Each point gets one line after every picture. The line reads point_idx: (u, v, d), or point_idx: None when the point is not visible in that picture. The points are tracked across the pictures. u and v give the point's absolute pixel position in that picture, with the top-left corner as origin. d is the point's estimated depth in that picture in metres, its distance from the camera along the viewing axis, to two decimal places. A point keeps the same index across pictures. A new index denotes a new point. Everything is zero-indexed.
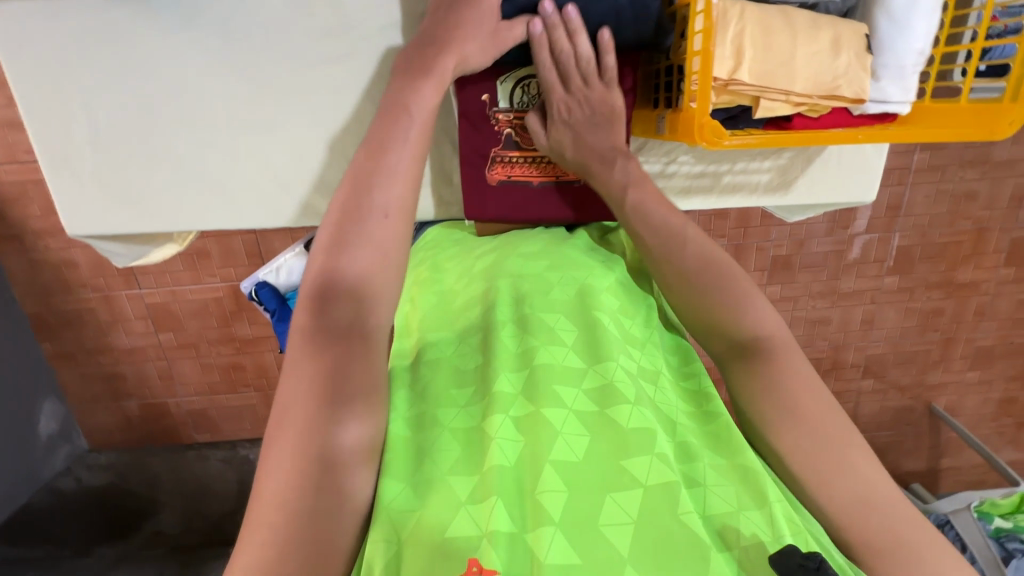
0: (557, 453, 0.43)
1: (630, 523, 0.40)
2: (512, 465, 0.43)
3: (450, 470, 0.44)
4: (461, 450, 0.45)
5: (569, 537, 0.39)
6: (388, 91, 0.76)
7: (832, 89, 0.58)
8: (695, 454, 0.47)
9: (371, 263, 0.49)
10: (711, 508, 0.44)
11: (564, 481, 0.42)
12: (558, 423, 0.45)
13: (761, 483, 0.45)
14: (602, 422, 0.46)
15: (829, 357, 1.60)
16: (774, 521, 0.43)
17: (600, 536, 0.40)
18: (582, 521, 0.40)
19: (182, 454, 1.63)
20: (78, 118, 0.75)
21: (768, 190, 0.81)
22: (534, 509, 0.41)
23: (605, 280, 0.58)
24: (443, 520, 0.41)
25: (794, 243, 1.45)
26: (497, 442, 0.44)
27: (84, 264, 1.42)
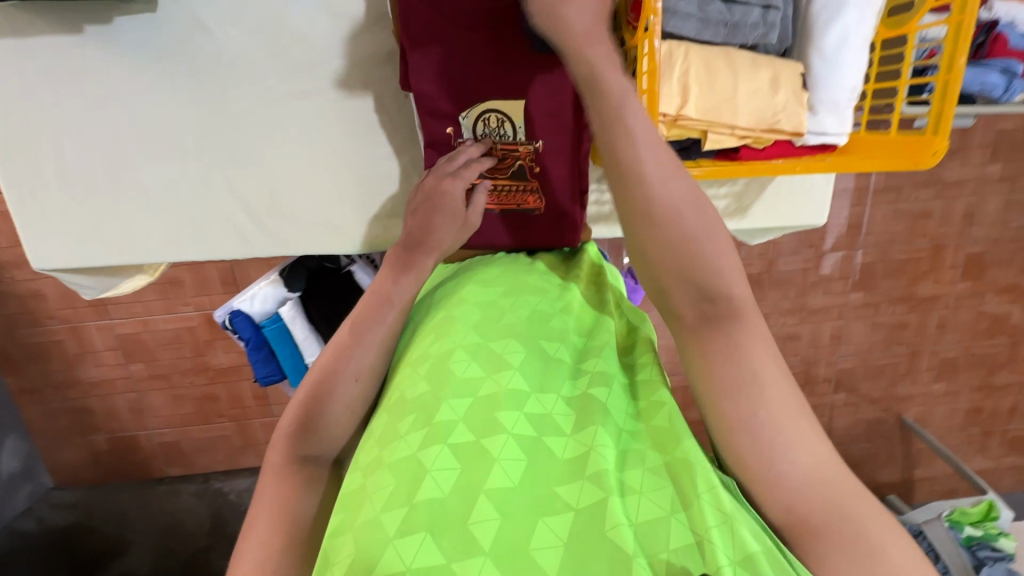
0: (492, 479, 0.42)
1: (558, 546, 0.39)
2: (445, 495, 0.41)
3: (384, 506, 0.41)
4: (394, 485, 0.42)
5: (497, 567, 0.38)
6: (358, 124, 0.78)
7: (773, 123, 0.62)
8: (636, 462, 0.44)
9: (359, 370, 0.55)
10: (638, 515, 0.41)
11: (496, 507, 0.40)
12: (496, 449, 0.43)
13: (692, 474, 0.42)
14: (540, 447, 0.44)
15: (801, 371, 1.64)
16: (706, 516, 0.39)
17: (529, 561, 0.38)
18: (511, 548, 0.39)
19: (154, 489, 1.59)
20: (45, 156, 0.75)
21: (725, 215, 0.85)
22: (465, 539, 0.39)
23: (556, 303, 0.58)
24: (373, 560, 0.39)
25: (762, 262, 1.50)
26: (431, 475, 0.42)
27: (54, 296, 1.39)
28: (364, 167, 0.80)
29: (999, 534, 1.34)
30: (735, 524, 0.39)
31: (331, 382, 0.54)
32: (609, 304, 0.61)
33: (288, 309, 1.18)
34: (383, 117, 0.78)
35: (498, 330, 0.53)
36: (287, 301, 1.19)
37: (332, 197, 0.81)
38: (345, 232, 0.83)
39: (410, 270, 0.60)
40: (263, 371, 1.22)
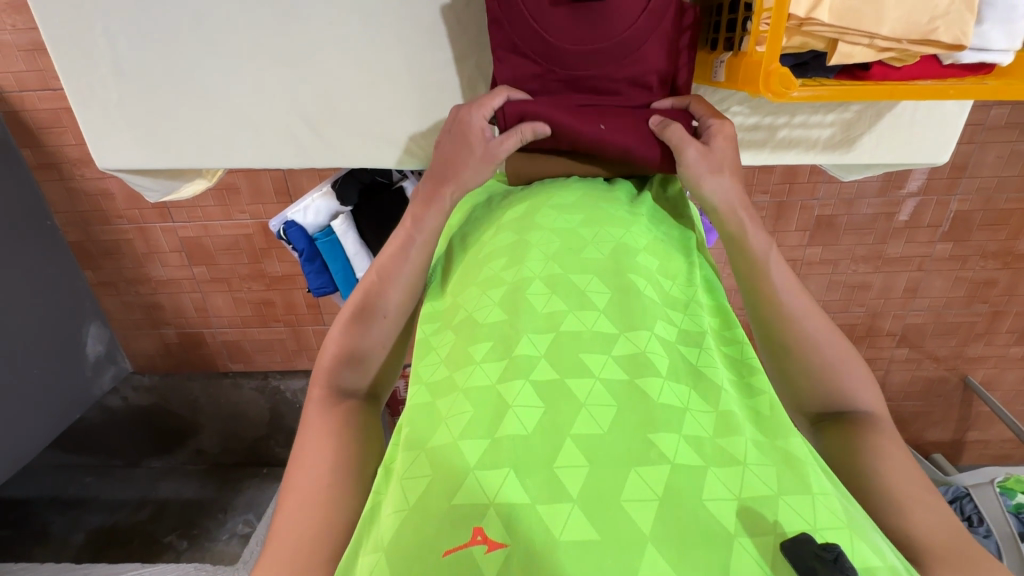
0: (579, 422, 0.38)
1: (653, 500, 0.35)
2: (529, 433, 0.38)
3: (462, 433, 0.39)
4: (472, 414, 0.40)
5: (586, 513, 0.34)
6: (421, 22, 0.71)
7: (928, 32, 0.50)
8: (736, 427, 0.41)
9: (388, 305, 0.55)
10: (748, 489, 0.37)
11: (584, 454, 0.37)
12: (583, 393, 0.40)
13: (799, 466, 0.39)
14: (630, 392, 0.41)
15: (865, 323, 1.54)
16: (816, 508, 0.36)
17: (620, 512, 0.35)
18: (600, 499, 0.35)
19: (220, 381, 1.70)
20: (101, 48, 0.72)
21: (829, 147, 0.74)
22: (551, 481, 0.36)
23: (641, 238, 0.53)
24: (451, 487, 0.36)
25: (841, 202, 1.35)
26: (514, 409, 0.39)
27: (120, 196, 1.43)
28: (425, 72, 0.73)
29: None
30: (845, 524, 0.36)
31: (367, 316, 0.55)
32: (692, 253, 0.56)
33: (340, 222, 1.17)
34: (447, 14, 0.70)
35: (583, 264, 0.49)
36: (339, 215, 1.18)
37: (389, 106, 0.76)
38: (402, 144, 0.78)
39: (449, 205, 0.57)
40: (317, 283, 1.24)
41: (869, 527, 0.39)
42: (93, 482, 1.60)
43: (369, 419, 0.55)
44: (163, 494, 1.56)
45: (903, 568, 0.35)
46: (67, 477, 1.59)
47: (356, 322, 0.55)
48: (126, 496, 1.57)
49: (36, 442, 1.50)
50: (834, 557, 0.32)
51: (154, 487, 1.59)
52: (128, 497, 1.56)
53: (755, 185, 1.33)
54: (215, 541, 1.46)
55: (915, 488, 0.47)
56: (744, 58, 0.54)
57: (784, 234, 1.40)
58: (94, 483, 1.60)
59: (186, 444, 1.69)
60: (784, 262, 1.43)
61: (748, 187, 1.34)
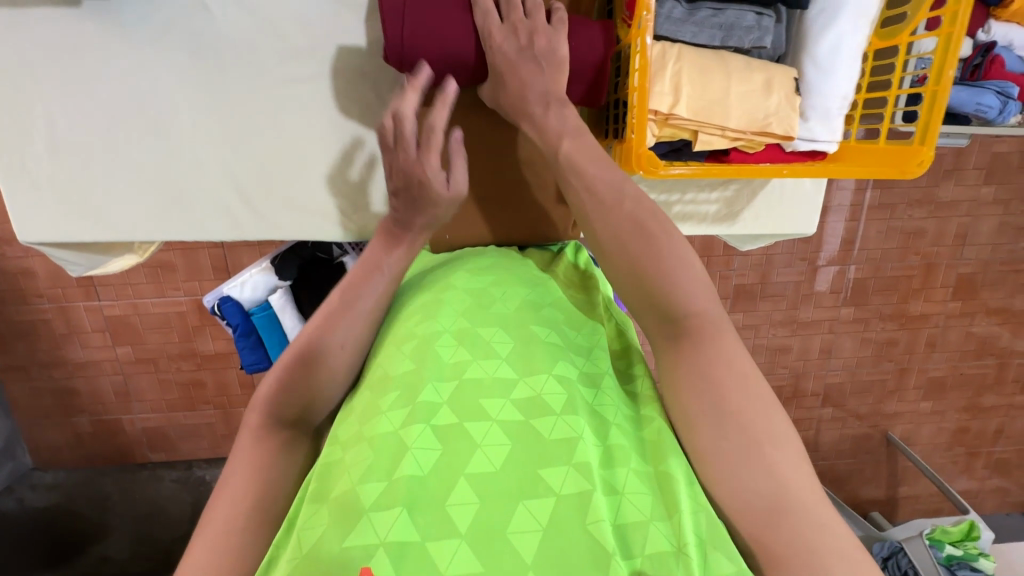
0: (473, 462, 0.40)
1: (537, 532, 0.37)
2: (425, 474, 0.40)
3: (360, 478, 0.40)
4: (373, 458, 0.41)
5: (473, 548, 0.37)
6: (353, 111, 0.78)
7: (764, 126, 0.62)
8: (622, 458, 0.43)
9: (345, 340, 0.54)
10: (623, 515, 0.40)
11: (475, 492, 0.39)
12: (478, 435, 0.42)
13: (676, 490, 0.42)
14: (525, 432, 0.43)
15: (790, 384, 1.65)
16: (684, 527, 0.39)
17: (504, 543, 0.37)
18: (487, 533, 0.37)
19: (135, 474, 1.58)
20: (38, 127, 0.75)
21: (716, 220, 0.85)
22: (441, 519, 0.38)
23: (547, 296, 0.58)
24: (346, 529, 0.37)
25: (754, 272, 1.50)
26: (411, 452, 0.41)
27: (43, 274, 1.38)
28: (358, 154, 0.80)
29: (980, 555, 1.33)
30: (707, 540, 0.39)
31: (313, 354, 0.53)
32: (598, 308, 0.61)
33: (277, 296, 1.18)
34: (380, 104, 0.79)
35: (488, 318, 0.53)
36: (277, 289, 1.19)
37: (322, 184, 0.81)
38: (336, 217, 0.83)
39: (398, 251, 0.61)
40: (251, 359, 1.22)
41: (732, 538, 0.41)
42: None
43: None
44: None
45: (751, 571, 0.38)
46: None
47: (289, 366, 0.53)
48: None
49: None
50: None
51: None
52: None
53: None
54: None
55: None
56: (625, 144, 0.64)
57: None
58: None
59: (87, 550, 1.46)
60: None
61: None
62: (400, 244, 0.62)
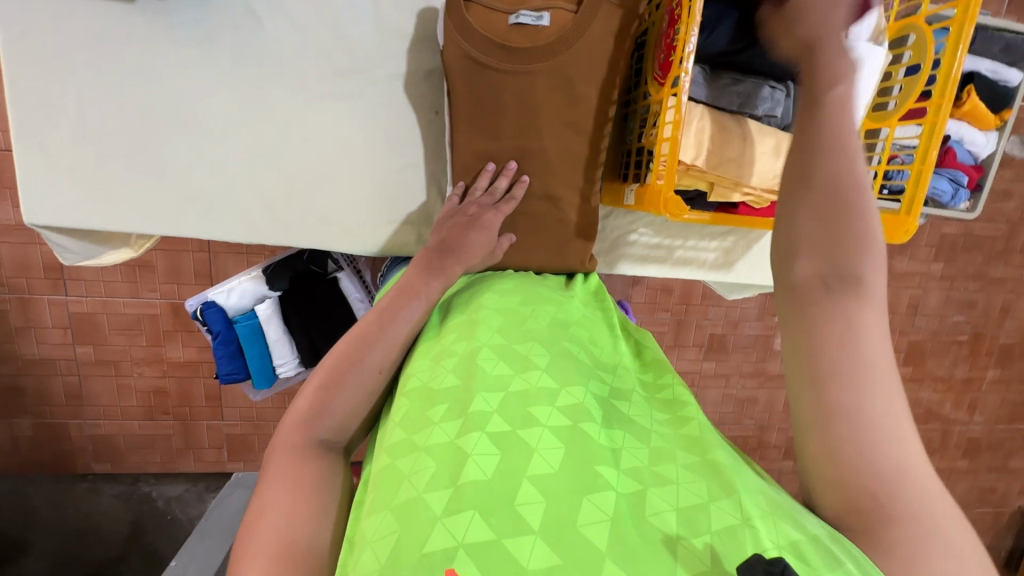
0: (533, 464, 0.42)
1: (606, 521, 0.38)
2: (490, 477, 0.41)
3: (426, 487, 0.41)
4: (434, 467, 0.42)
5: (549, 542, 0.37)
6: (386, 130, 0.82)
7: (772, 184, 0.69)
8: (667, 454, 0.45)
9: (382, 362, 0.56)
10: (682, 501, 0.41)
11: (540, 490, 0.40)
12: (533, 439, 0.44)
13: (726, 474, 0.43)
14: (575, 433, 0.44)
15: (755, 435, 1.70)
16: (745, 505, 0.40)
17: (579, 537, 0.37)
18: (560, 527, 0.38)
19: (72, 485, 1.48)
20: (65, 112, 0.74)
21: (713, 267, 0.91)
22: (513, 517, 0.38)
23: (570, 313, 0.62)
24: (421, 537, 0.38)
25: (728, 323, 1.58)
26: (473, 458, 0.42)
27: (9, 263, 1.32)
28: (384, 172, 0.83)
29: None
30: (769, 513, 0.40)
31: (352, 372, 0.54)
32: (616, 326, 0.65)
33: (264, 306, 1.17)
34: (412, 128, 0.83)
35: (523, 333, 0.56)
36: (265, 299, 1.18)
37: (344, 196, 0.83)
38: (354, 230, 0.84)
39: (440, 274, 0.63)
40: (227, 368, 1.19)
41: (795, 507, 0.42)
42: None
43: None
44: None
45: (827, 537, 0.38)
46: None
47: (329, 385, 0.53)
48: None
49: None
50: (781, 569, 0.33)
51: None
52: None
53: (658, 303, 1.52)
54: None
55: None
56: (647, 188, 0.69)
57: (683, 349, 1.58)
58: None
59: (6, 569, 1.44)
60: (685, 374, 1.60)
61: (652, 304, 1.53)
62: (436, 269, 0.64)
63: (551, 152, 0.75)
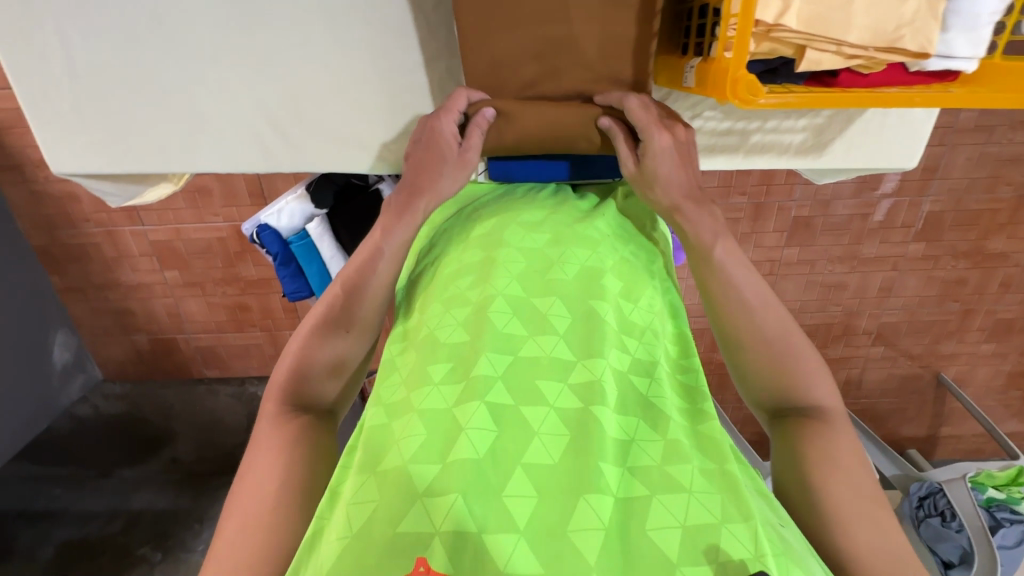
0: (532, 452, 0.41)
1: (599, 531, 0.37)
2: (482, 457, 0.39)
3: (412, 457, 0.39)
4: (425, 436, 0.40)
5: (531, 545, 0.36)
6: (389, 22, 0.69)
7: (893, 40, 0.50)
8: (683, 455, 0.42)
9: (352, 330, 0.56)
10: (691, 515, 0.39)
11: (534, 485, 0.39)
12: (536, 422, 0.42)
13: (744, 491, 0.41)
14: (584, 422, 0.42)
15: (841, 322, 1.56)
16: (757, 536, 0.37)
17: (567, 544, 0.37)
18: (547, 531, 0.37)
19: (193, 388, 1.68)
20: (53, 47, 0.68)
21: (799, 152, 0.74)
22: (499, 509, 0.37)
23: (608, 259, 0.55)
24: (397, 514, 0.37)
25: (818, 203, 1.37)
26: (467, 433, 0.40)
27: (86, 199, 1.39)
28: (394, 75, 0.72)
29: None
30: (782, 550, 0.38)
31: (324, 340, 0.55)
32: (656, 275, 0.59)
33: (314, 225, 1.14)
34: (418, 19, 0.69)
35: (544, 286, 0.51)
36: (314, 218, 1.14)
37: (356, 109, 0.74)
38: (372, 147, 0.76)
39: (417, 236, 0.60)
40: (292, 287, 1.21)
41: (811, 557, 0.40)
42: (61, 494, 1.48)
43: (324, 443, 0.53)
44: (137, 505, 1.46)
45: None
46: (35, 491, 1.48)
47: (306, 358, 0.55)
48: (96, 507, 1.46)
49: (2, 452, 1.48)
50: None
51: (127, 497, 1.47)
52: (99, 508, 1.45)
53: (733, 186, 1.33)
54: (191, 552, 1.39)
55: (874, 507, 0.48)
56: (712, 63, 0.53)
57: (762, 235, 1.41)
58: (64, 495, 1.47)
59: (161, 452, 1.57)
60: (763, 263, 1.44)
61: (726, 188, 1.34)
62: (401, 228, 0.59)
63: (582, 37, 0.60)
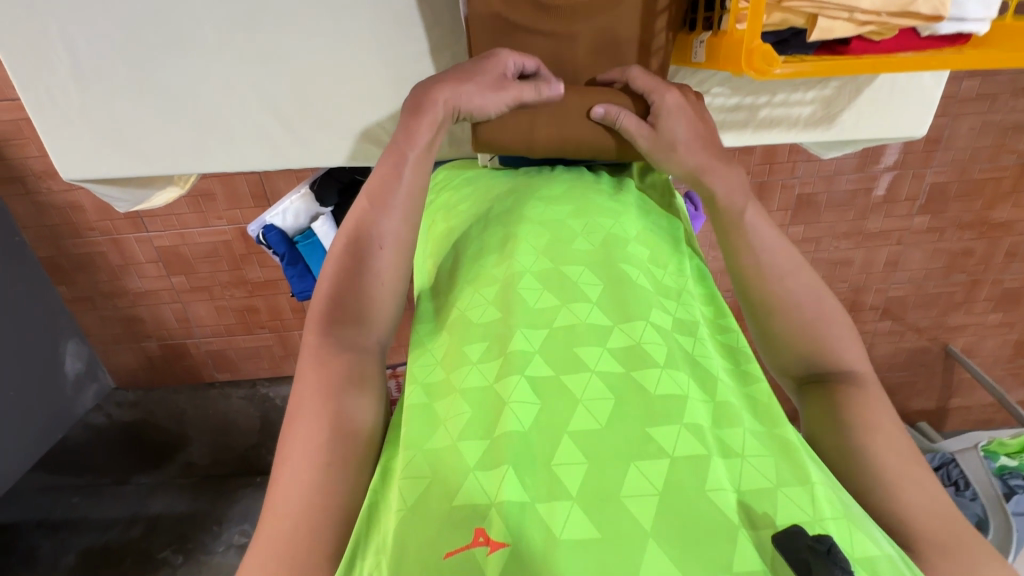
0: (577, 418, 0.40)
1: (654, 495, 0.37)
2: (527, 430, 0.40)
3: (460, 434, 0.40)
4: (470, 414, 0.41)
5: (586, 511, 0.36)
6: (391, 12, 0.69)
7: (907, 4, 0.49)
8: (734, 418, 0.43)
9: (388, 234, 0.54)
10: (747, 481, 0.39)
11: (582, 451, 0.39)
12: (580, 390, 0.42)
13: (796, 455, 0.42)
14: (629, 386, 0.43)
15: (848, 298, 1.56)
16: (815, 497, 0.39)
17: (621, 508, 0.36)
18: (599, 495, 0.37)
19: (205, 393, 1.68)
20: (57, 51, 0.68)
21: (809, 124, 0.74)
22: (550, 478, 0.38)
23: (631, 227, 0.55)
24: (451, 490, 0.38)
25: (821, 180, 1.36)
26: (510, 406, 0.40)
27: (90, 208, 1.39)
28: (398, 66, 0.72)
29: None
30: (843, 513, 0.39)
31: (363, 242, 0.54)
32: (681, 244, 0.58)
33: (320, 224, 1.14)
34: (422, 7, 0.69)
35: (575, 257, 0.51)
36: (319, 216, 1.15)
37: (362, 102, 0.74)
38: (380, 140, 0.76)
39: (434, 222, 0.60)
40: (299, 287, 1.21)
41: (865, 518, 0.41)
42: (80, 502, 1.51)
43: None
44: (155, 509, 1.48)
45: (900, 558, 0.38)
46: (52, 501, 1.50)
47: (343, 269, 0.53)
48: (117, 514, 1.48)
49: (19, 464, 1.48)
50: (827, 547, 0.33)
51: (146, 503, 1.50)
52: (119, 514, 1.48)
53: (737, 166, 1.33)
54: (210, 554, 1.42)
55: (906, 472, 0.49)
56: (723, 37, 0.53)
57: (767, 215, 1.40)
58: (82, 504, 1.50)
59: (177, 457, 1.59)
60: None
61: (729, 169, 1.34)
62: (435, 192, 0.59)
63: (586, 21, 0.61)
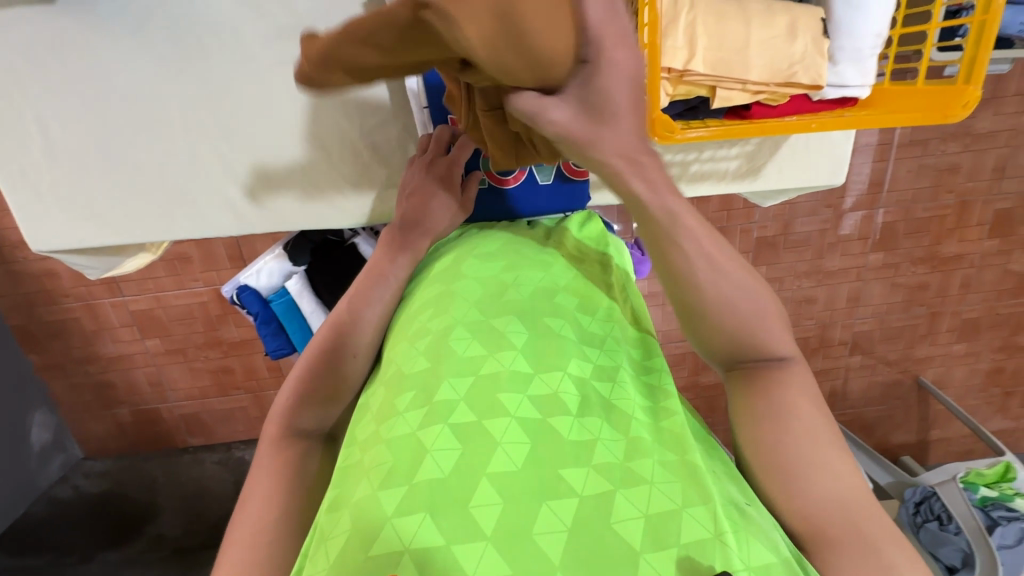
0: (495, 461, 0.42)
1: (564, 529, 0.39)
2: (446, 475, 0.41)
3: (381, 483, 0.41)
4: (392, 463, 0.43)
5: (499, 550, 0.38)
6: (348, 90, 0.75)
7: (789, 76, 0.57)
8: (646, 452, 0.45)
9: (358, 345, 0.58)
10: (654, 505, 0.41)
11: (499, 492, 0.40)
12: (499, 432, 0.44)
13: (702, 480, 0.44)
14: (545, 428, 0.45)
15: (816, 335, 1.61)
16: (716, 521, 0.41)
17: (532, 545, 0.38)
18: (513, 533, 0.39)
19: (178, 458, 1.64)
20: (33, 135, 0.73)
21: (736, 177, 0.80)
22: (466, 521, 0.39)
23: (559, 279, 0.60)
24: (369, 537, 0.39)
25: (777, 224, 1.44)
26: (431, 454, 0.42)
27: (65, 274, 1.40)
28: (356, 137, 0.77)
29: (1016, 494, 1.27)
30: (742, 529, 0.41)
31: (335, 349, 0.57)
32: (613, 287, 0.63)
33: (293, 281, 1.12)
34: (376, 83, 0.75)
35: (502, 307, 0.54)
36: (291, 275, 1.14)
37: (323, 172, 0.79)
38: (340, 204, 0.81)
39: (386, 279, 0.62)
40: (274, 345, 1.19)
41: (770, 526, 0.44)
42: None
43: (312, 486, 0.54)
44: None
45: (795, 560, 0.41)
46: None
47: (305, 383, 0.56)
48: None
49: None
50: None
51: None
52: None
53: None
54: None
55: None
56: None
57: None
58: None
59: (144, 530, 1.50)
60: None
61: None
62: (402, 244, 0.65)
63: None
